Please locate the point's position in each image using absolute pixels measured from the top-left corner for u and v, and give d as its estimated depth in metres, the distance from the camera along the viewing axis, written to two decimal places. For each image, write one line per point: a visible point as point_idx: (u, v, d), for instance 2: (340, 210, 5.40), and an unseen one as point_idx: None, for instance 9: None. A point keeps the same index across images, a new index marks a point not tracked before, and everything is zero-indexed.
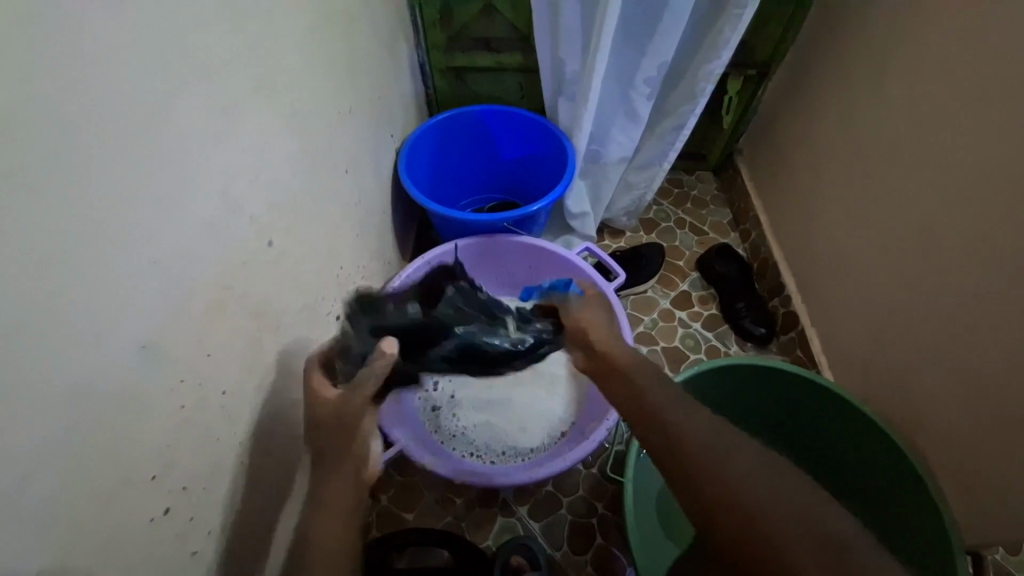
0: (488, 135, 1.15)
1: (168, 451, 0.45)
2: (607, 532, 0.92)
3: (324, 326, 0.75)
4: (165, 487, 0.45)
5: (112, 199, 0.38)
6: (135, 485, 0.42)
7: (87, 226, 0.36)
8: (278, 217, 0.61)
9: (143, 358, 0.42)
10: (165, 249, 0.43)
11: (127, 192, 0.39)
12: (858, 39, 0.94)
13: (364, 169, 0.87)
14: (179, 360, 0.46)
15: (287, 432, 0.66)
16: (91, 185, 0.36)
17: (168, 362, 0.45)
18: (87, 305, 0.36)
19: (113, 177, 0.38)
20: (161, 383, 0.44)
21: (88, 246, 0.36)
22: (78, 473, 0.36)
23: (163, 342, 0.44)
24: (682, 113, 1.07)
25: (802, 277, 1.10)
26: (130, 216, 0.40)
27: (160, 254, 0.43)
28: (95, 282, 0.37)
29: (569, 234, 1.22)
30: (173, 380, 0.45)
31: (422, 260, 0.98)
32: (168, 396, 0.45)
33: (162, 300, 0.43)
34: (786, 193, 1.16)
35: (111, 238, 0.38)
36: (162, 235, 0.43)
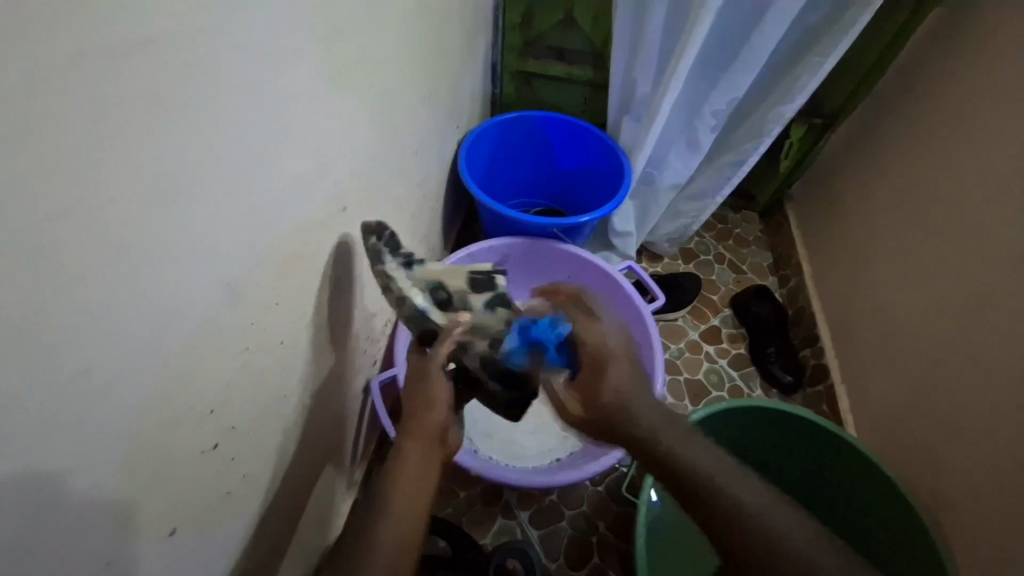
0: (548, 142, 1.17)
1: (226, 388, 0.47)
2: (605, 552, 0.91)
3: (371, 299, 0.76)
4: (216, 423, 0.46)
5: (221, 138, 0.39)
6: (192, 415, 0.43)
7: (196, 159, 0.37)
8: (354, 186, 0.63)
9: (223, 295, 0.43)
10: (256, 195, 0.45)
11: (235, 134, 0.41)
12: (933, 104, 0.94)
13: (429, 154, 0.89)
14: (251, 303, 0.47)
15: (321, 396, 0.68)
16: (211, 123, 0.38)
17: (242, 303, 0.46)
18: (183, 235, 0.38)
19: (228, 120, 0.40)
20: (231, 323, 0.45)
21: (197, 177, 0.38)
22: (146, 392, 0.38)
23: (242, 283, 0.45)
24: (743, 149, 1.07)
25: (838, 331, 1.08)
26: (232, 158, 0.41)
27: (252, 200, 0.44)
28: (197, 215, 0.39)
29: (609, 251, 1.22)
30: (242, 322, 0.47)
31: (465, 251, 0.99)
32: (236, 335, 0.46)
33: (246, 245, 0.45)
34: (835, 246, 1.15)
35: (215, 175, 0.40)
36: (258, 183, 0.45)
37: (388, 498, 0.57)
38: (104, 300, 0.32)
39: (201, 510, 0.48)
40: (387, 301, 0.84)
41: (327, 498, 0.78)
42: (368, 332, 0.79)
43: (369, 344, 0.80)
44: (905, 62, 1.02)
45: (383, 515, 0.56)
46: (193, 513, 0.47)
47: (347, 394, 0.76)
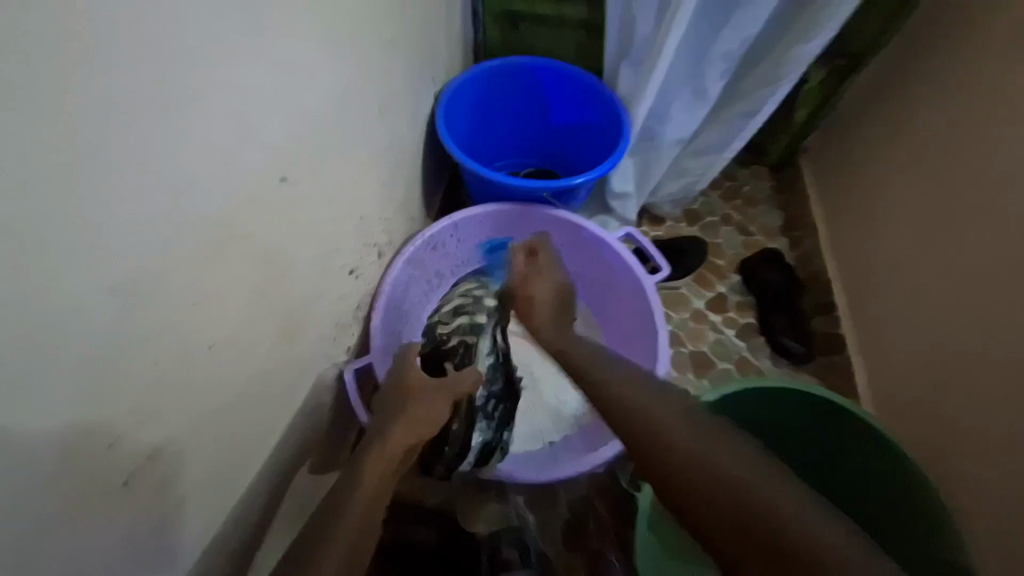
0: (538, 93, 1.04)
1: (140, 408, 0.39)
2: (603, 535, 0.87)
3: (336, 281, 0.68)
4: (130, 449, 0.39)
5: (81, 95, 0.29)
6: (94, 446, 0.35)
7: (40, 124, 0.27)
8: (298, 152, 0.53)
9: (117, 299, 0.34)
10: (152, 170, 0.35)
11: (109, 87, 0.30)
12: (982, 39, 0.82)
13: (400, 111, 0.77)
14: (164, 304, 0.39)
15: (284, 393, 0.60)
16: (60, 70, 0.28)
17: (149, 307, 0.37)
18: (33, 230, 0.28)
19: (95, 67, 0.29)
20: (138, 332, 0.37)
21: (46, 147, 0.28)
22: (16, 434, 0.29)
23: (147, 282, 0.36)
24: (756, 98, 0.96)
25: (857, 298, 1.00)
26: (109, 122, 0.31)
27: (148, 177, 0.35)
28: (55, 198, 0.29)
29: (607, 215, 1.12)
30: (153, 329, 0.38)
31: (448, 220, 0.90)
32: (145, 345, 0.38)
33: (146, 235, 0.35)
34: (857, 205, 1.05)
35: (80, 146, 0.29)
36: (159, 155, 0.35)
37: (340, 498, 0.53)
38: None
39: (127, 539, 0.41)
40: (359, 281, 0.75)
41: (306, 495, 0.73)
42: (339, 317, 0.71)
43: (340, 330, 0.72)
44: None
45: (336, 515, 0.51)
46: (111, 552, 0.40)
47: (317, 387, 0.69)
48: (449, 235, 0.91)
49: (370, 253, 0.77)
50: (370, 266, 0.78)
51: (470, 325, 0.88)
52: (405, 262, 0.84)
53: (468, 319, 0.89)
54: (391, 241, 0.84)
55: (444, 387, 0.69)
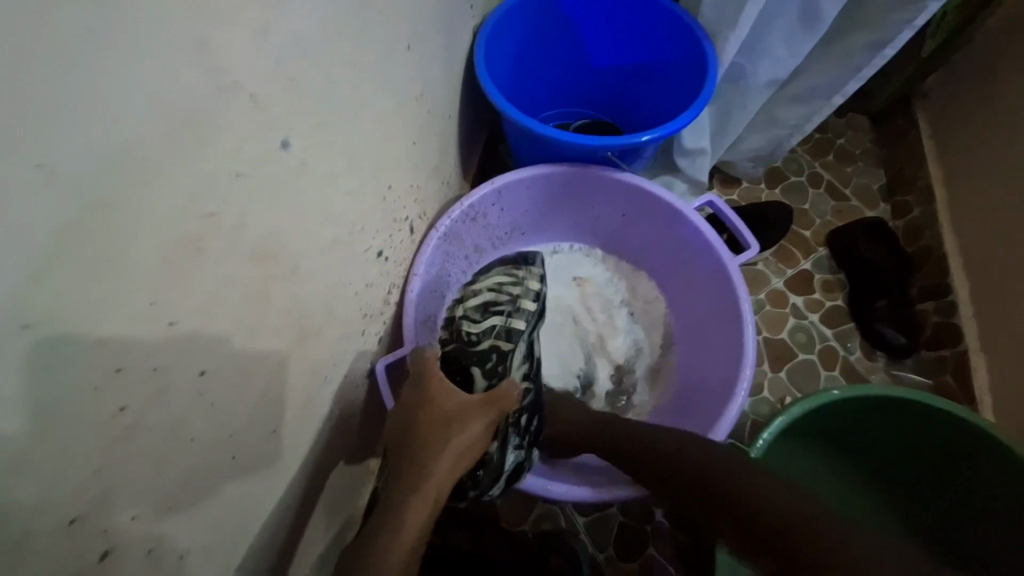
0: (597, 23, 0.85)
1: (102, 475, 0.29)
2: (661, 544, 0.78)
3: (361, 267, 0.56)
4: (100, 526, 0.29)
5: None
6: (39, 538, 0.25)
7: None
8: (301, 104, 0.39)
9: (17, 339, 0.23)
10: (45, 137, 0.22)
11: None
12: None
13: (431, 48, 0.62)
14: (115, 334, 0.28)
15: (306, 408, 0.51)
16: None
17: (88, 339, 0.26)
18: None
19: None
20: (74, 376, 0.26)
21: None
22: None
23: (73, 309, 0.25)
24: (887, 22, 0.74)
25: (983, 281, 0.82)
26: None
27: (33, 146, 0.22)
28: None
29: (673, 175, 0.95)
30: (104, 370, 0.27)
31: (490, 186, 0.76)
32: (89, 394, 0.27)
33: (59, 237, 0.24)
34: (991, 163, 0.84)
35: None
36: (53, 120, 0.22)
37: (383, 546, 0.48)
38: None
39: None
40: (388, 263, 0.63)
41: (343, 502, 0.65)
42: (366, 308, 0.60)
43: (368, 323, 0.61)
44: None
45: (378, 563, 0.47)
46: None
47: (346, 390, 0.59)
48: (491, 204, 0.78)
49: (400, 229, 0.65)
50: (401, 244, 0.65)
51: (505, 329, 0.71)
52: (440, 237, 0.72)
53: (503, 321, 0.72)
54: (424, 213, 0.71)
55: (474, 409, 0.57)
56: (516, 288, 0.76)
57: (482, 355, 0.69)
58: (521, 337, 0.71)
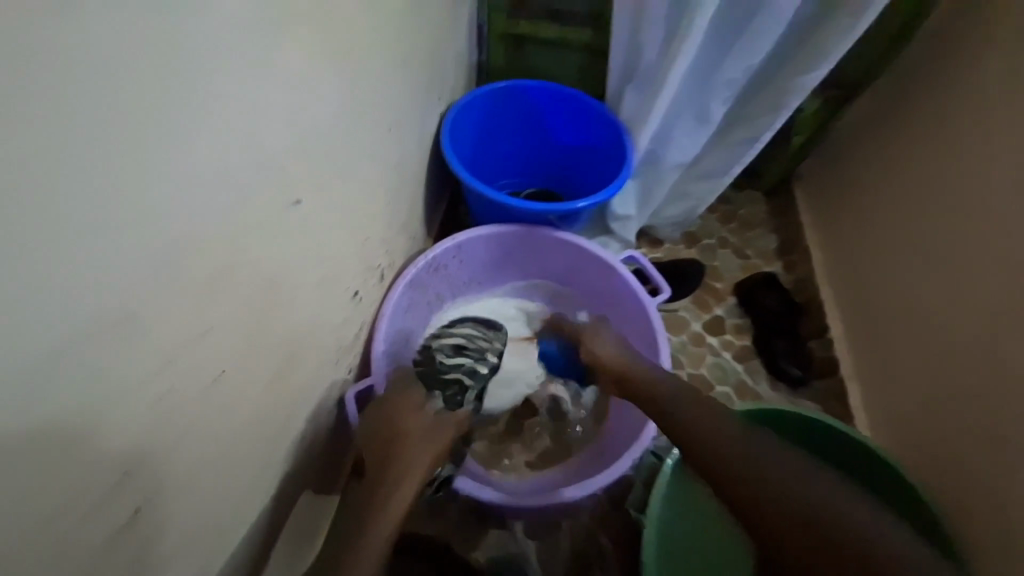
0: (542, 114, 1.04)
1: (140, 444, 0.37)
2: (606, 565, 0.84)
3: (340, 304, 0.66)
4: (132, 486, 0.37)
5: (76, 116, 0.27)
6: (92, 485, 0.34)
7: (27, 148, 0.25)
8: (307, 171, 0.51)
9: (119, 328, 0.33)
10: (164, 195, 0.34)
11: (105, 109, 0.29)
12: (963, 75, 0.85)
13: (406, 129, 0.77)
14: (165, 335, 0.37)
15: (285, 423, 0.58)
16: (91, 108, 0.28)
17: (153, 334, 0.36)
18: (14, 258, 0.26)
19: (122, 97, 0.30)
20: (145, 360, 0.36)
21: (31, 173, 0.26)
22: (27, 469, 0.29)
23: (150, 311, 0.35)
24: (759, 124, 0.98)
25: (852, 323, 1.01)
26: (108, 144, 0.29)
27: (150, 200, 0.33)
28: (80, 232, 0.29)
29: (608, 236, 1.13)
30: (158, 360, 0.37)
31: (451, 241, 0.89)
32: (148, 377, 0.36)
33: (157, 259, 0.35)
34: (850, 231, 1.06)
35: (74, 170, 0.28)
36: (168, 181, 0.34)
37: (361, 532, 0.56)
38: None
39: None
40: (362, 302, 0.73)
41: (305, 524, 0.70)
42: (342, 340, 0.69)
43: (342, 353, 0.70)
44: (933, 31, 0.93)
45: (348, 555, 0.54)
46: None
47: (319, 413, 0.67)
48: (452, 256, 0.91)
49: (373, 274, 0.76)
50: (373, 287, 0.76)
51: (470, 368, 0.85)
52: (407, 283, 0.83)
53: (469, 362, 0.86)
54: (394, 262, 0.83)
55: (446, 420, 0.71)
56: (484, 342, 0.90)
57: (441, 382, 0.81)
58: (482, 380, 0.85)
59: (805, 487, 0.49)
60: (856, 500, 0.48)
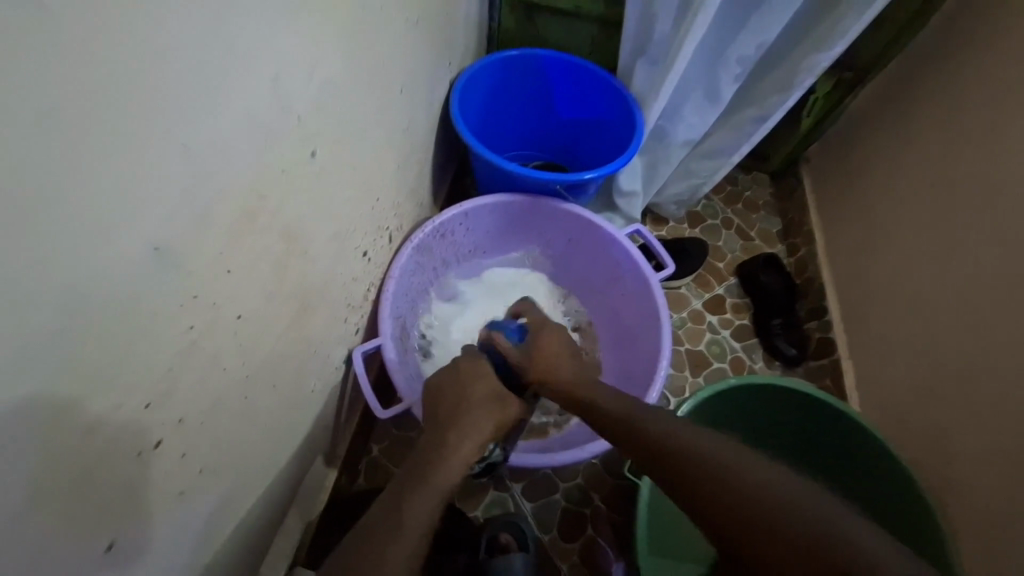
0: (552, 85, 1.04)
1: (167, 376, 0.38)
2: (600, 526, 0.87)
3: (350, 263, 0.67)
4: (158, 416, 0.39)
5: (126, 48, 0.28)
6: (124, 411, 0.35)
7: (85, 75, 0.26)
8: (322, 125, 0.52)
9: (152, 261, 0.34)
10: (196, 133, 0.35)
11: (149, 41, 0.29)
12: (979, 57, 0.84)
13: (417, 92, 0.77)
14: (194, 272, 0.38)
15: (296, 374, 0.60)
16: (133, 38, 0.28)
17: (182, 270, 0.37)
18: (74, 183, 0.27)
19: (161, 30, 0.30)
20: (175, 295, 0.37)
21: (85, 98, 0.27)
22: (69, 386, 0.30)
23: (180, 246, 0.36)
24: (768, 104, 0.97)
25: (850, 304, 1.03)
26: (151, 76, 0.30)
27: (182, 137, 0.34)
28: (121, 161, 0.30)
29: (613, 212, 1.13)
30: (185, 296, 0.38)
31: (458, 209, 0.89)
32: (176, 311, 0.38)
33: (188, 196, 0.36)
34: (853, 214, 1.07)
35: (122, 98, 0.29)
36: (199, 118, 0.35)
37: (437, 470, 0.56)
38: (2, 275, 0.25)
39: (149, 514, 0.41)
40: (370, 264, 0.74)
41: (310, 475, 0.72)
42: (351, 299, 0.70)
43: (350, 312, 0.71)
44: (951, 12, 0.92)
45: (417, 493, 0.53)
46: (136, 518, 0.40)
47: (327, 369, 0.69)
48: (458, 224, 0.91)
49: (381, 237, 0.77)
50: (381, 249, 0.77)
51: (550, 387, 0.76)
52: (414, 248, 0.84)
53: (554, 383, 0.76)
54: (401, 226, 0.83)
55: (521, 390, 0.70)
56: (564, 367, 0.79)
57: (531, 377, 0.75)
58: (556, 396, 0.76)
59: (754, 479, 0.45)
60: (805, 488, 0.44)
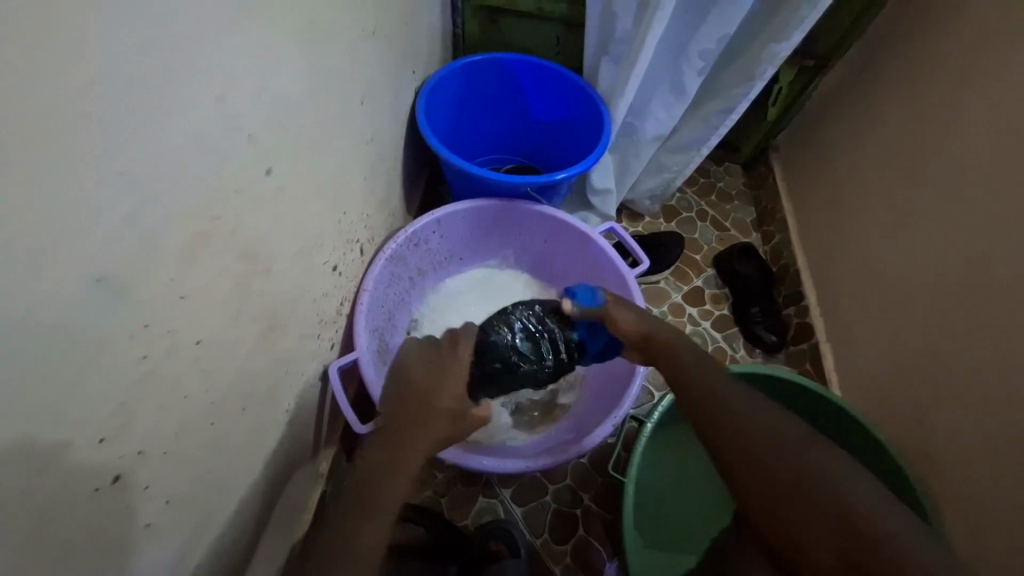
0: (519, 88, 1.04)
1: (123, 409, 0.37)
2: (591, 525, 0.87)
3: (319, 277, 0.66)
4: (116, 451, 0.37)
5: (49, 75, 0.27)
6: (78, 449, 0.34)
7: (11, 107, 0.25)
8: (277, 141, 0.51)
9: (97, 293, 0.33)
10: (135, 160, 0.34)
11: (78, 67, 0.28)
12: (934, 41, 0.86)
13: (380, 102, 0.76)
14: (144, 300, 0.37)
15: (267, 394, 0.59)
16: (64, 67, 0.28)
17: (131, 299, 0.36)
18: (2, 218, 0.26)
19: (93, 56, 0.29)
20: (124, 325, 0.36)
21: (14, 130, 0.26)
22: (16, 429, 0.29)
23: (126, 274, 0.35)
24: (733, 95, 0.98)
25: (824, 288, 1.05)
26: (82, 103, 0.29)
27: (122, 164, 0.33)
28: (56, 192, 0.29)
29: (588, 211, 1.14)
30: (136, 326, 0.37)
31: (431, 216, 0.89)
32: (128, 341, 0.36)
33: (132, 224, 0.35)
34: (822, 199, 1.09)
35: (50, 127, 0.28)
36: (139, 143, 0.34)
37: (378, 490, 0.54)
38: None
39: (116, 551, 0.40)
40: (342, 277, 0.73)
41: (290, 495, 0.71)
42: (323, 314, 0.69)
43: (324, 328, 0.71)
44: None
45: (360, 522, 0.52)
46: (100, 557, 0.38)
47: (301, 386, 0.68)
48: (432, 232, 0.91)
49: (352, 249, 0.76)
50: (352, 262, 0.76)
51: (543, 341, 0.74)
52: (387, 258, 0.83)
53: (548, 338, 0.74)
54: (373, 237, 0.83)
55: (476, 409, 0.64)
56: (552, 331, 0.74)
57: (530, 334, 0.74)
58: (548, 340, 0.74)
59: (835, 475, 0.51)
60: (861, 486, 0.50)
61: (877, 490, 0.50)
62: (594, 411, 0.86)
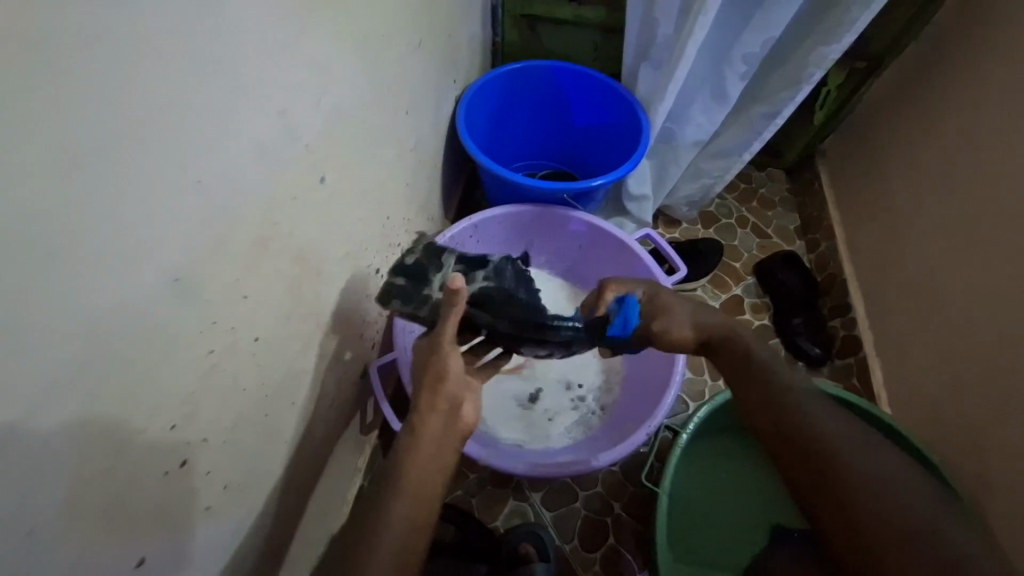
0: (557, 94, 1.05)
1: (190, 398, 0.41)
2: (621, 535, 0.87)
3: (364, 280, 0.69)
4: (182, 438, 0.41)
5: (138, 95, 0.30)
6: (150, 434, 0.37)
7: (107, 126, 0.29)
8: (330, 151, 0.54)
9: (171, 292, 0.36)
10: (207, 171, 0.37)
11: (160, 86, 0.31)
12: (998, 40, 0.81)
13: (423, 110, 0.79)
14: (211, 299, 0.40)
15: (312, 390, 0.62)
16: (149, 88, 0.31)
17: (200, 298, 0.39)
18: (96, 225, 0.29)
19: (172, 78, 0.32)
20: (193, 323, 0.39)
21: (109, 146, 0.29)
22: (101, 414, 0.32)
23: (196, 275, 0.38)
24: (778, 99, 0.95)
25: (873, 300, 1.00)
26: (157, 117, 0.32)
27: (194, 175, 0.36)
28: (140, 201, 0.32)
29: (624, 217, 1.13)
30: (204, 323, 0.40)
31: (468, 221, 0.91)
32: (196, 337, 0.40)
33: (202, 229, 0.38)
34: (872, 207, 1.04)
35: (134, 141, 0.31)
36: (210, 156, 0.37)
37: (402, 471, 0.54)
38: (33, 315, 0.27)
39: (177, 531, 0.43)
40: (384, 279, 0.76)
41: (331, 488, 0.74)
42: (365, 315, 0.72)
43: (366, 328, 0.73)
44: None
45: (389, 500, 0.52)
46: (165, 535, 0.42)
47: (343, 384, 0.70)
48: (469, 236, 0.93)
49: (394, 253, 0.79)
50: None
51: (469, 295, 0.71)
52: None
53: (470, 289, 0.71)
54: (413, 241, 0.85)
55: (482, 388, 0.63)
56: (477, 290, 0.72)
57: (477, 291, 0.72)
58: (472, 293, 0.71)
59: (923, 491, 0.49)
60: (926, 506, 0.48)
61: (931, 514, 0.47)
62: (627, 419, 0.85)
